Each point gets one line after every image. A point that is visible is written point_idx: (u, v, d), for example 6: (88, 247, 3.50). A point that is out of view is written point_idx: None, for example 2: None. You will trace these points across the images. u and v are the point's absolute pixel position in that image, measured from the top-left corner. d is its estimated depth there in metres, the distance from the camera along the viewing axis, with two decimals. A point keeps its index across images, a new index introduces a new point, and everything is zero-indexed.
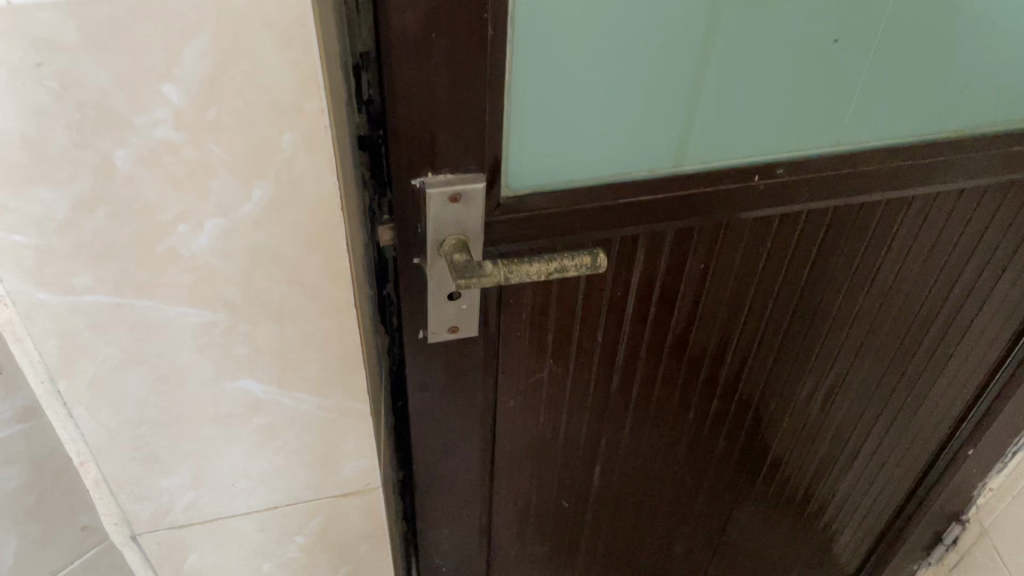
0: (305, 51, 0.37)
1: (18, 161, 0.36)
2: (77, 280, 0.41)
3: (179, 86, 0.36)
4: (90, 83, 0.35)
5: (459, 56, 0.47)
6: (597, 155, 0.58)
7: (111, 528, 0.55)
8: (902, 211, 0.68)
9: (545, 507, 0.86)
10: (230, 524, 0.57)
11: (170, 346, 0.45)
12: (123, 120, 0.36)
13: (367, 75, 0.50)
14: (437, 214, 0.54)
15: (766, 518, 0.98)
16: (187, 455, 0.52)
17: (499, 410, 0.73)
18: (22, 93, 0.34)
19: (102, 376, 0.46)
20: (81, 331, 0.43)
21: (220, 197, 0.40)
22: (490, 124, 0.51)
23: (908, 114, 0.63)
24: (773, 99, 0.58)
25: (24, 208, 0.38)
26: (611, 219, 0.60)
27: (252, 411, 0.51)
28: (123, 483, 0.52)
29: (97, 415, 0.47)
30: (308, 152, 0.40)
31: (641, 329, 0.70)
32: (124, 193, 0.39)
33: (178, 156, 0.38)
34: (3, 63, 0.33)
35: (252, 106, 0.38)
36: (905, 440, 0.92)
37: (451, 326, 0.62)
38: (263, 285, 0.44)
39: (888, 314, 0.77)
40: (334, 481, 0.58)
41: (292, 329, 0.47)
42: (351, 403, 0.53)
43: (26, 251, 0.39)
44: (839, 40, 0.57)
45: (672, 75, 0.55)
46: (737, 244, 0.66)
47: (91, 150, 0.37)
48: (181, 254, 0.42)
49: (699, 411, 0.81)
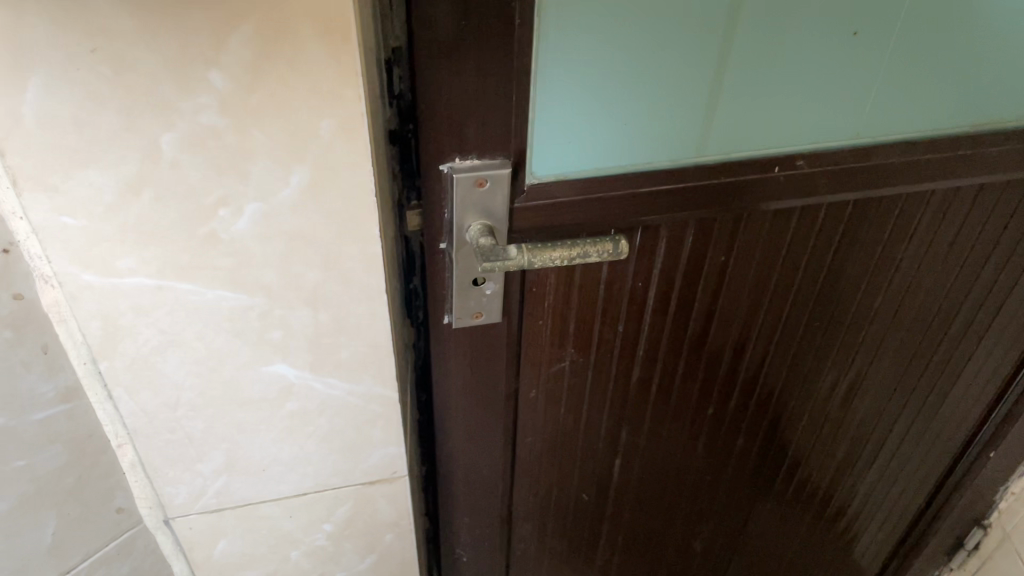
0: (344, 39, 0.38)
1: (70, 144, 0.38)
2: (122, 263, 0.43)
3: (225, 74, 0.38)
4: (141, 68, 0.37)
5: (488, 44, 0.49)
6: (620, 143, 0.59)
7: (145, 511, 0.57)
8: (923, 205, 0.68)
9: (566, 502, 0.87)
10: (260, 509, 0.58)
11: (207, 330, 0.47)
12: (170, 106, 0.38)
13: (399, 70, 0.51)
14: (463, 198, 0.55)
15: (786, 517, 0.98)
16: (221, 439, 0.53)
17: (520, 399, 0.74)
18: (76, 78, 0.36)
19: (142, 359, 0.47)
20: (123, 314, 0.45)
21: (259, 182, 0.42)
22: (517, 112, 0.52)
23: (926, 107, 0.64)
24: (793, 89, 0.60)
25: (73, 190, 0.39)
26: (635, 208, 0.60)
27: (284, 396, 0.52)
28: (158, 467, 0.53)
29: (136, 398, 0.49)
30: (345, 138, 0.41)
31: (661, 320, 0.71)
32: (170, 177, 0.40)
33: (220, 140, 0.40)
34: (60, 49, 0.35)
35: (293, 93, 0.39)
36: (926, 441, 0.92)
37: (475, 312, 0.63)
38: (299, 270, 0.46)
39: (908, 312, 0.78)
40: (362, 468, 0.59)
41: (325, 314, 0.48)
42: (380, 391, 0.54)
43: (73, 234, 0.41)
44: (859, 32, 0.58)
45: (695, 67, 0.56)
46: (758, 235, 0.67)
47: (139, 133, 0.38)
48: (221, 238, 0.43)
49: (719, 407, 0.82)
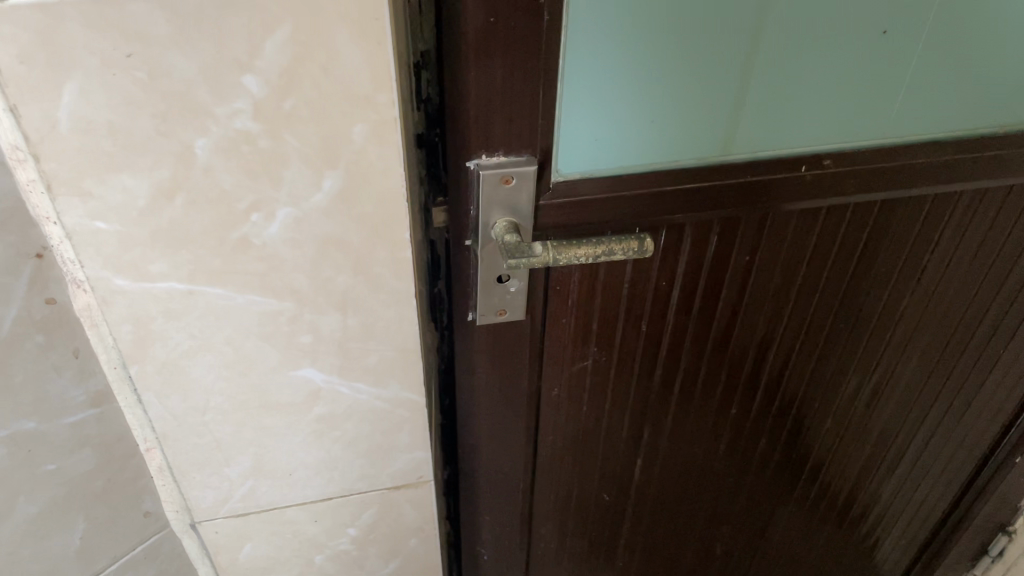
0: (379, 44, 0.38)
1: (104, 149, 0.38)
2: (153, 267, 0.43)
3: (259, 78, 0.38)
4: (176, 73, 0.36)
5: (517, 40, 0.48)
6: (645, 140, 0.58)
7: (172, 515, 0.57)
8: (951, 206, 0.68)
9: (586, 503, 0.86)
10: (286, 513, 0.58)
11: (237, 334, 0.47)
12: (204, 111, 0.38)
13: (426, 74, 0.51)
14: (489, 195, 0.55)
15: (807, 520, 0.98)
16: (248, 443, 0.53)
17: (543, 399, 0.74)
18: (111, 82, 0.36)
19: (171, 364, 0.47)
20: (154, 318, 0.45)
21: (291, 187, 0.42)
22: (544, 109, 0.52)
23: (955, 107, 0.63)
24: (820, 89, 0.59)
25: (107, 195, 0.39)
26: (660, 206, 0.60)
27: (312, 400, 0.52)
28: (186, 471, 0.53)
29: (166, 402, 0.49)
30: (378, 142, 0.41)
31: (685, 321, 0.71)
32: (203, 182, 0.40)
33: (254, 145, 0.40)
34: (96, 53, 0.35)
35: (327, 98, 0.39)
36: (951, 445, 0.92)
37: (499, 309, 0.63)
38: (330, 274, 0.46)
39: (934, 315, 0.77)
40: (388, 472, 0.58)
41: (355, 318, 0.48)
42: (407, 395, 0.54)
43: (106, 238, 0.41)
44: (888, 31, 0.58)
45: (723, 67, 0.56)
46: (784, 235, 0.66)
47: (173, 137, 0.38)
48: (253, 242, 0.43)
49: (742, 409, 0.81)
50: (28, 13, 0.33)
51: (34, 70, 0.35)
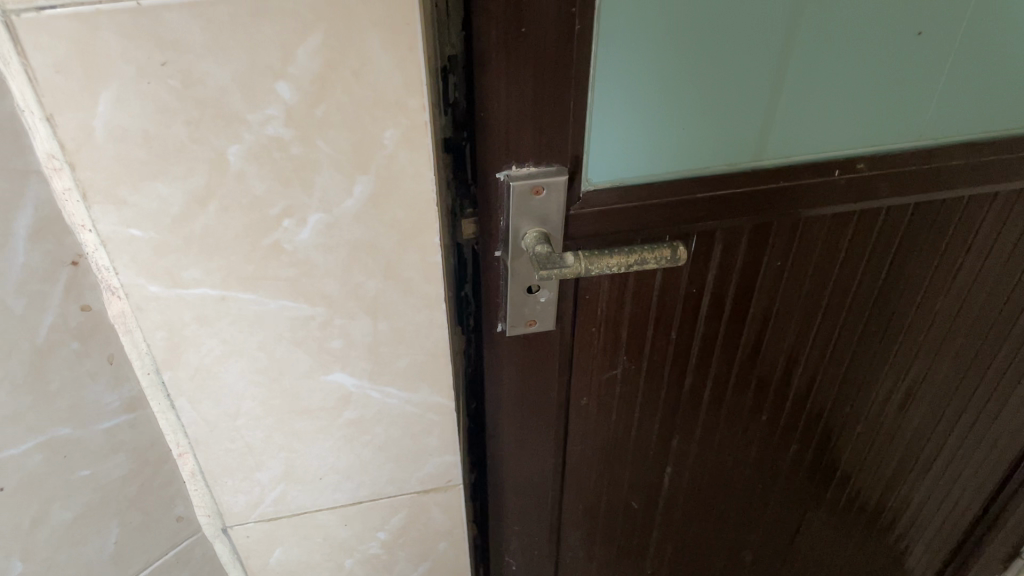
0: (410, 50, 0.38)
1: (139, 157, 0.38)
2: (187, 273, 0.43)
3: (292, 84, 0.38)
4: (210, 81, 0.37)
5: (548, 47, 0.49)
6: (675, 148, 0.58)
7: (204, 520, 0.57)
8: (985, 208, 0.67)
9: (614, 509, 0.86)
10: (317, 518, 0.59)
11: (268, 339, 0.47)
12: (237, 117, 0.38)
13: (453, 77, 0.50)
14: (520, 206, 0.55)
15: (838, 525, 0.97)
16: (279, 447, 0.53)
17: (572, 407, 0.73)
18: (147, 90, 0.36)
19: (204, 369, 0.47)
20: (187, 324, 0.45)
21: (324, 193, 0.42)
22: (574, 114, 0.52)
23: (989, 107, 0.62)
24: (852, 94, 0.58)
25: (141, 202, 0.40)
26: (691, 214, 0.60)
27: (343, 405, 0.52)
28: (218, 476, 0.53)
29: (198, 407, 0.49)
30: (409, 148, 0.41)
31: (714, 327, 0.70)
32: (236, 189, 0.40)
33: (287, 151, 0.40)
34: (132, 62, 0.35)
35: (358, 104, 0.39)
36: (983, 448, 0.90)
37: (529, 320, 0.63)
38: (361, 279, 0.46)
39: (968, 316, 0.76)
40: (418, 477, 0.58)
41: (385, 323, 0.48)
42: (438, 399, 0.54)
43: (140, 245, 0.41)
44: (923, 32, 0.57)
45: (756, 71, 0.55)
46: (815, 240, 0.66)
47: (207, 145, 0.39)
48: (285, 248, 0.43)
49: (772, 415, 0.81)
50: (64, 23, 0.34)
51: (69, 80, 0.35)
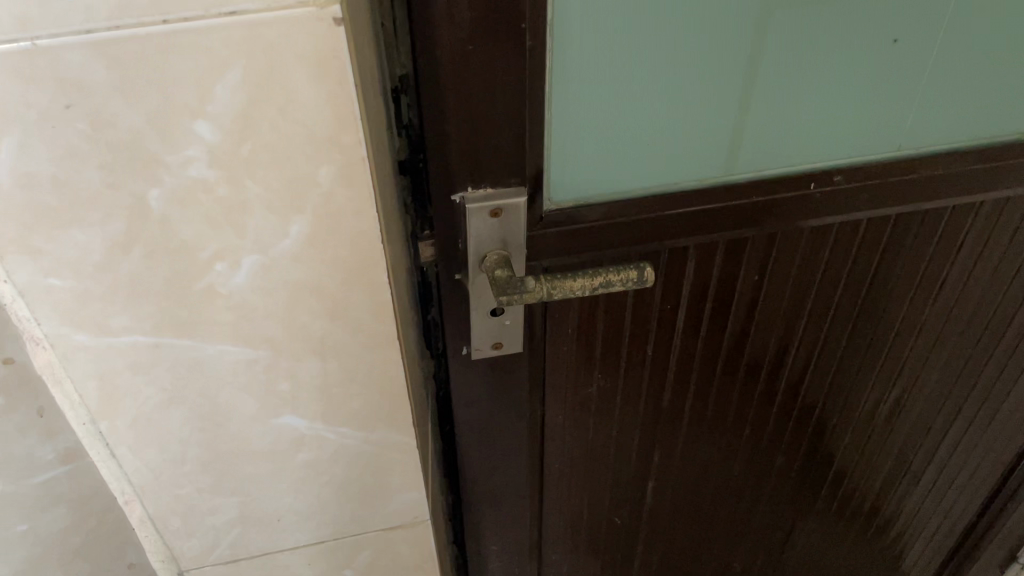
0: (340, 82, 0.35)
1: (52, 205, 0.36)
2: (114, 322, 0.40)
3: (212, 123, 0.35)
4: (122, 123, 0.34)
5: (498, 65, 0.46)
6: (643, 165, 0.55)
7: (158, 565, 0.54)
8: (971, 216, 0.64)
9: (598, 524, 0.83)
10: (278, 559, 0.56)
11: (210, 384, 0.44)
12: (155, 160, 0.35)
13: (406, 98, 0.49)
14: (478, 229, 0.52)
15: (830, 533, 0.94)
16: (232, 491, 0.50)
17: (546, 426, 0.71)
18: (52, 135, 0.34)
19: (143, 417, 0.45)
20: (121, 373, 0.43)
21: (256, 234, 0.39)
22: (532, 133, 0.50)
23: (974, 112, 0.59)
24: (828, 104, 0.56)
25: (59, 251, 0.37)
26: (659, 231, 0.58)
27: (296, 446, 0.49)
28: (168, 521, 0.51)
29: (141, 455, 0.47)
30: (346, 185, 0.38)
31: (692, 342, 0.68)
32: (160, 234, 0.38)
33: (212, 194, 0.37)
34: (33, 105, 0.33)
35: (286, 140, 0.36)
36: (977, 454, 0.88)
37: (495, 342, 0.61)
38: (305, 319, 0.43)
39: (957, 324, 0.73)
40: (381, 514, 0.56)
41: (335, 363, 0.46)
42: (396, 436, 0.51)
43: (62, 294, 0.39)
44: (899, 38, 0.54)
45: (724, 84, 0.53)
46: (793, 254, 0.63)
47: (124, 190, 0.36)
48: (219, 291, 0.40)
49: (757, 425, 0.78)
50: None
51: None
